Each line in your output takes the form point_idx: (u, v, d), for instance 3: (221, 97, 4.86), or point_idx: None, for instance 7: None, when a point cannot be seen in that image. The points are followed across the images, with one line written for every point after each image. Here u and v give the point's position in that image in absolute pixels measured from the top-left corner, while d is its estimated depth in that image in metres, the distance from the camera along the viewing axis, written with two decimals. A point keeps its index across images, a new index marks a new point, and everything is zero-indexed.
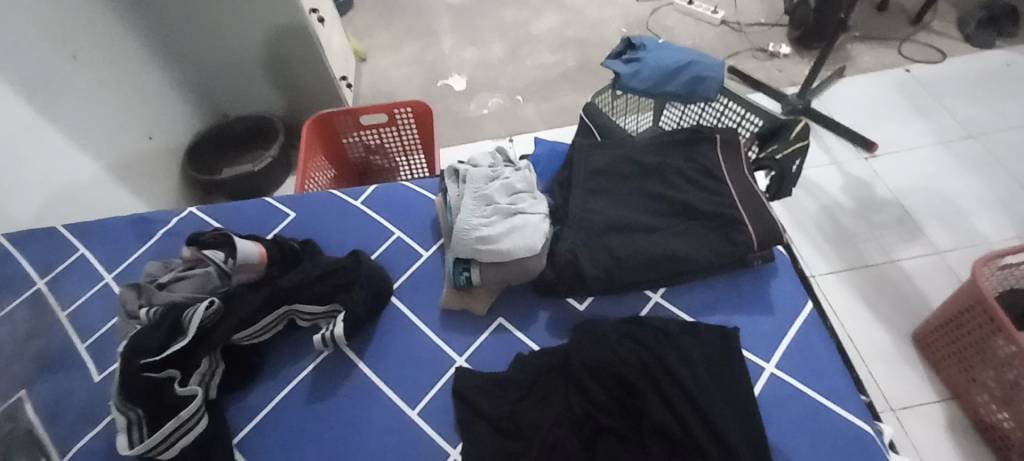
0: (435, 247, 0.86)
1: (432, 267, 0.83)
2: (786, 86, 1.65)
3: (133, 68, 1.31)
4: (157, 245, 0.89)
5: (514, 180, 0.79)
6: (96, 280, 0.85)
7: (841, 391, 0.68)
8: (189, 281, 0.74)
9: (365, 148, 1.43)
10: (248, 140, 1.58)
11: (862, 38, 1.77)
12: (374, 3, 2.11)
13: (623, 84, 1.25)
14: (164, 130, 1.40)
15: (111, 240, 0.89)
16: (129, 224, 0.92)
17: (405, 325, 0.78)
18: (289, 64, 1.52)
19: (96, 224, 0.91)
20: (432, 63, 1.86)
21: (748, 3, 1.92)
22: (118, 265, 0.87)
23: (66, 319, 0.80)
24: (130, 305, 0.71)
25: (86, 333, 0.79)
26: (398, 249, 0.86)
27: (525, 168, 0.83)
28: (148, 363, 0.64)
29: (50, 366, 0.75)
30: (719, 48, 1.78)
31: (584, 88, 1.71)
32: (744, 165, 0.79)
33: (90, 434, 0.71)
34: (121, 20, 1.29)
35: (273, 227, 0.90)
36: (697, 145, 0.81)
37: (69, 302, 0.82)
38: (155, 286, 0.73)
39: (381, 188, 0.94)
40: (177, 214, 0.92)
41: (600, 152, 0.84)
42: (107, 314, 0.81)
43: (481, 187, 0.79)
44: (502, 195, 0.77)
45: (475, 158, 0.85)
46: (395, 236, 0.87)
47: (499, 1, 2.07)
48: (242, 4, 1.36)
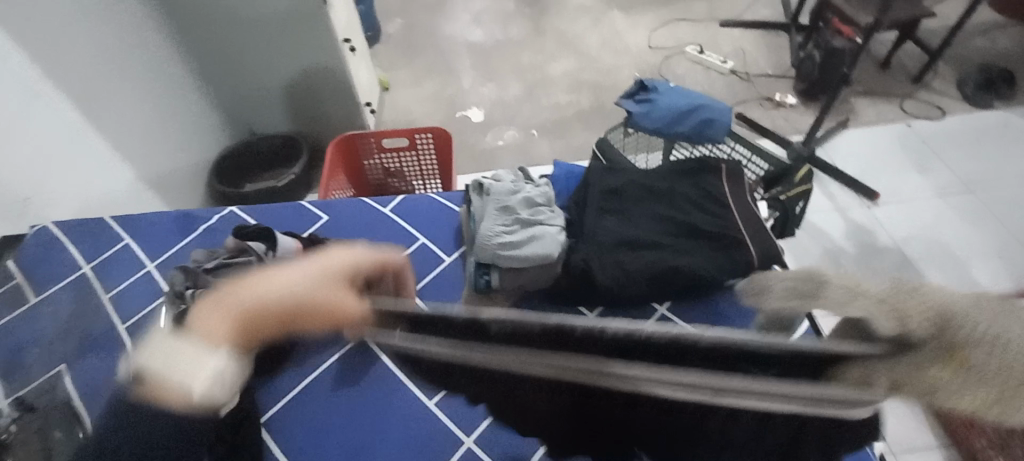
0: (457, 254, 0.90)
1: (451, 273, 0.88)
2: (790, 134, 1.72)
3: (173, 85, 1.39)
4: (197, 240, 0.96)
5: (533, 195, 0.85)
6: (138, 269, 0.91)
7: None
8: (235, 267, 0.76)
9: (385, 171, 1.50)
10: (273, 156, 1.65)
11: (865, 93, 1.85)
12: (400, 38, 2.23)
13: (635, 122, 1.32)
14: (195, 143, 1.47)
15: (154, 234, 0.96)
16: (173, 220, 0.98)
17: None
18: (318, 88, 1.59)
19: (140, 219, 0.98)
20: (452, 96, 1.95)
21: (756, 56, 2.02)
22: (160, 256, 0.93)
23: (108, 302, 0.86)
24: (178, 287, 0.73)
25: (125, 316, 0.85)
26: (421, 256, 0.90)
27: (543, 186, 0.89)
28: None
29: (90, 345, 0.80)
30: (727, 96, 1.87)
31: (596, 127, 1.79)
32: (747, 197, 0.83)
33: None
34: (165, 41, 1.38)
35: (305, 228, 0.95)
36: (704, 174, 0.86)
37: (112, 287, 0.88)
38: (202, 270, 0.75)
39: (408, 200, 0.98)
40: (218, 213, 0.99)
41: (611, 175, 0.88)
42: (146, 299, 0.87)
43: (503, 199, 0.84)
44: (522, 208, 0.83)
45: (498, 175, 0.91)
46: (418, 242, 0.92)
47: (519, 42, 2.18)
48: (279, 31, 1.45)
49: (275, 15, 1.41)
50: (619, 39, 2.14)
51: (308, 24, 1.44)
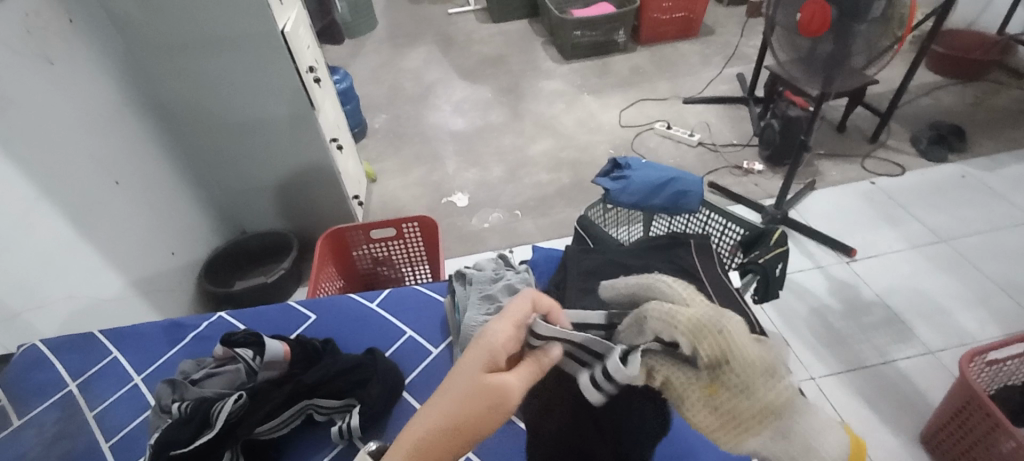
0: (444, 345, 0.90)
1: (440, 365, 0.87)
2: (763, 198, 1.80)
3: (166, 191, 1.44)
4: (188, 347, 0.96)
5: (514, 281, 0.87)
6: (126, 382, 0.90)
7: None
8: (219, 378, 0.77)
9: (374, 260, 1.53)
10: (264, 256, 1.69)
11: (827, 155, 1.96)
12: (386, 132, 2.35)
13: (613, 198, 1.39)
14: (186, 247, 1.49)
15: (142, 344, 0.96)
16: (163, 328, 0.99)
17: (416, 418, 0.80)
18: (307, 185, 1.65)
19: (129, 329, 0.98)
20: (437, 183, 2.03)
21: (721, 127, 2.15)
22: (148, 367, 0.92)
23: (94, 419, 0.85)
24: (164, 401, 0.75)
25: (111, 432, 0.83)
26: (410, 347, 0.91)
27: (524, 271, 0.92)
28: (177, 455, 0.67)
29: None
30: (699, 166, 1.96)
31: (578, 203, 1.86)
32: (718, 268, 0.87)
33: None
34: (160, 150, 1.44)
35: (295, 328, 0.96)
36: (676, 249, 0.89)
37: (98, 404, 0.87)
38: (188, 382, 0.77)
39: (395, 291, 1.00)
40: (208, 318, 1.00)
41: (589, 257, 0.92)
42: (134, 413, 0.85)
43: (484, 287, 0.87)
44: (504, 295, 0.85)
45: (479, 264, 0.93)
46: (406, 335, 0.92)
47: (497, 129, 2.29)
48: (271, 137, 1.54)
49: (267, 122, 1.50)
50: (593, 120, 2.28)
51: (299, 127, 1.53)
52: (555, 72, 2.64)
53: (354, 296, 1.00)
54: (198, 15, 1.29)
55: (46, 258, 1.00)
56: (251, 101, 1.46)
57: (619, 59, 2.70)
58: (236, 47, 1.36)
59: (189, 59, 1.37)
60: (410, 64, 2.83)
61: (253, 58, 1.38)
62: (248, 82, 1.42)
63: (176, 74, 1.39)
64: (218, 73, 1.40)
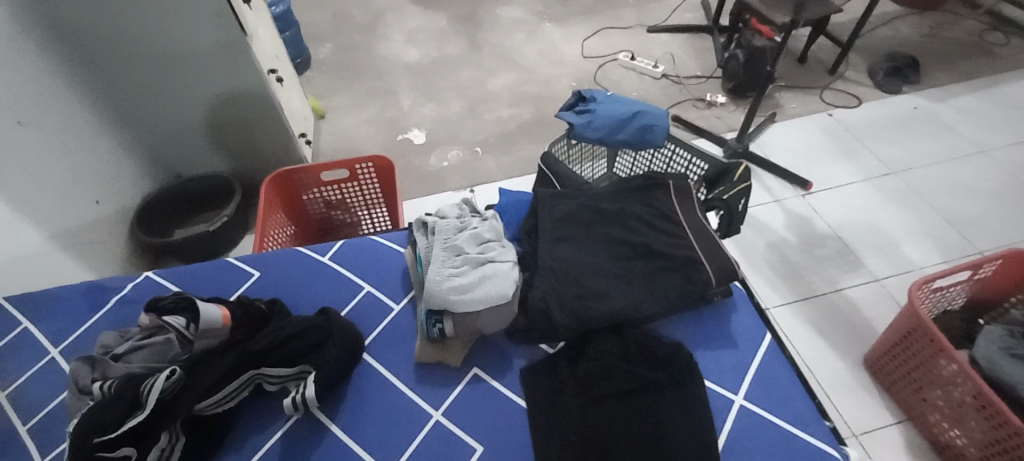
0: (406, 300, 0.86)
1: (404, 321, 0.84)
2: (725, 131, 1.78)
3: (82, 130, 1.27)
4: (111, 314, 0.86)
5: (481, 230, 0.82)
6: (41, 357, 0.82)
7: (805, 416, 0.74)
8: (146, 351, 0.72)
9: (327, 204, 1.43)
10: (202, 200, 1.54)
11: (788, 87, 1.95)
12: (332, 63, 2.15)
13: (577, 134, 1.33)
14: (113, 194, 1.35)
15: (59, 311, 0.86)
16: (81, 292, 0.89)
17: (382, 381, 0.77)
18: (247, 122, 1.50)
19: (44, 295, 0.88)
20: (392, 120, 1.90)
21: (685, 58, 2.09)
22: (67, 339, 0.84)
23: (7, 399, 0.77)
24: (84, 380, 0.69)
25: (26, 414, 0.76)
26: (369, 304, 0.86)
27: (491, 219, 0.86)
28: (104, 441, 0.62)
29: None
30: (663, 99, 1.91)
31: (541, 140, 1.79)
32: (693, 210, 0.86)
33: None
34: (70, 82, 1.25)
35: (236, 288, 0.88)
36: (653, 192, 0.88)
37: (12, 382, 0.79)
38: (110, 358, 0.71)
39: (349, 243, 0.94)
40: (134, 280, 0.89)
41: (563, 202, 0.89)
42: (54, 390, 0.78)
43: (449, 236, 0.81)
44: (471, 245, 0.80)
45: (442, 210, 0.86)
46: (364, 289, 0.87)
47: (453, 60, 2.15)
48: (202, 69, 1.37)
49: (196, 50, 1.33)
50: (554, 50, 2.16)
51: (234, 57, 1.36)
52: None
53: (306, 248, 0.93)
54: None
55: None
56: (175, 25, 1.27)
57: None
58: None
59: None
60: None
61: None
62: (170, 2, 1.23)
63: None
64: None
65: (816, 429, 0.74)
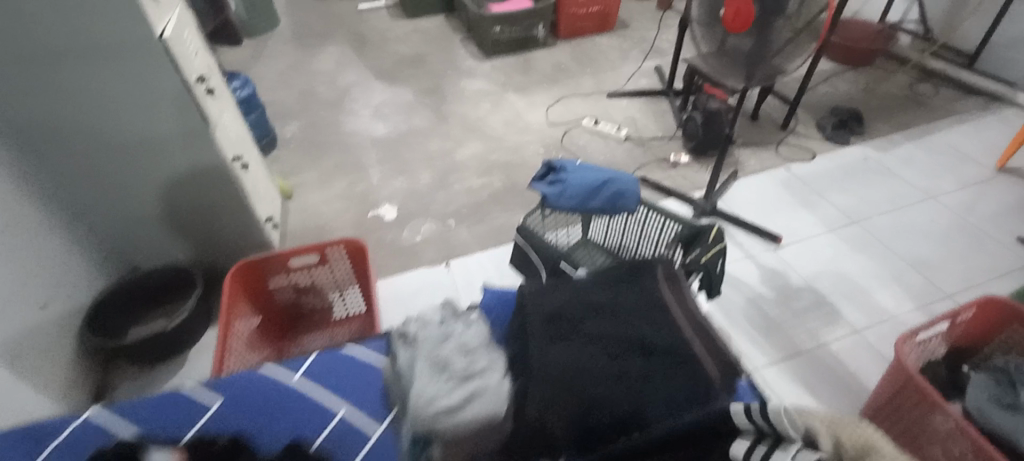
0: (388, 420, 0.90)
1: (383, 443, 0.87)
2: (692, 190, 1.83)
3: (28, 233, 1.19)
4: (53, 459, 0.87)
5: (465, 341, 0.85)
6: None
7: None
8: None
9: (296, 290, 1.37)
10: (160, 293, 1.45)
11: (745, 144, 2.04)
12: (299, 141, 2.14)
13: (551, 204, 1.33)
14: (60, 297, 1.25)
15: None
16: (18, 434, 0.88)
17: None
18: (210, 210, 1.44)
19: None
20: (361, 195, 1.87)
21: (646, 121, 2.17)
22: None
23: None
24: None
25: None
26: (348, 427, 0.89)
27: (474, 326, 0.88)
28: None
29: None
30: (629, 161, 1.96)
31: (514, 207, 1.79)
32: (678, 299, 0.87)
33: None
34: (15, 181, 1.18)
35: (197, 421, 0.90)
36: (642, 281, 0.89)
37: None
38: None
39: (323, 358, 0.97)
40: (76, 419, 0.89)
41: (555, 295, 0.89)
42: None
43: (432, 352, 0.83)
44: (456, 359, 0.81)
45: (424, 320, 0.89)
46: (340, 413, 0.91)
47: (420, 133, 2.17)
48: (161, 162, 1.32)
49: (154, 142, 1.28)
50: (520, 119, 2.22)
51: (193, 145, 1.31)
52: (477, 70, 2.55)
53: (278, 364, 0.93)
54: (60, 15, 1.07)
55: None
56: (130, 118, 1.23)
57: (540, 54, 2.66)
58: (110, 56, 1.14)
59: (46, 69, 1.13)
60: (321, 64, 2.62)
61: (130, 72, 1.16)
62: (128, 98, 1.20)
63: (31, 94, 1.14)
64: (86, 91, 1.16)
65: None
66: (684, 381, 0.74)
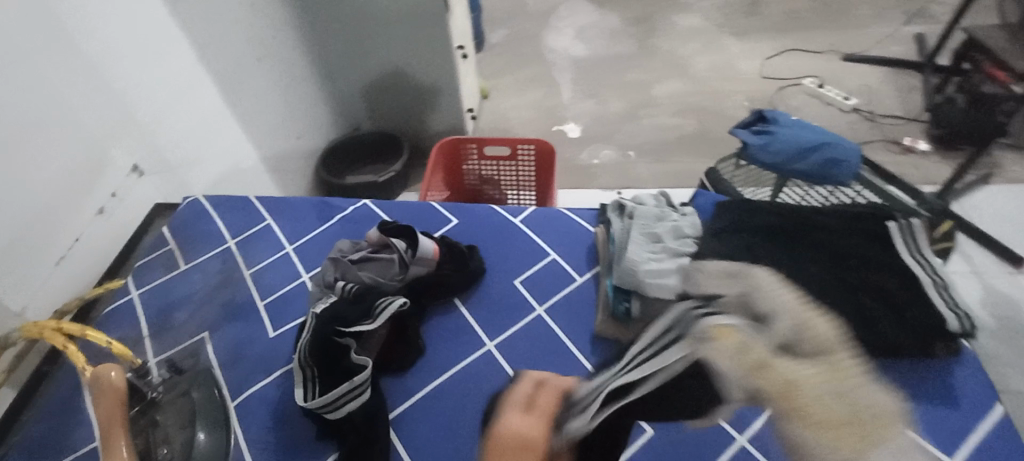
0: (589, 275, 0.85)
1: (585, 295, 0.83)
2: (921, 182, 1.54)
3: (299, 77, 1.46)
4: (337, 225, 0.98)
5: (683, 223, 0.81)
6: (274, 244, 0.94)
7: None
8: (375, 264, 0.82)
9: (480, 178, 1.51)
10: (375, 154, 1.70)
11: (1013, 147, 1.65)
12: (504, 49, 2.26)
13: (750, 154, 1.21)
14: (308, 134, 1.53)
15: (291, 214, 1.00)
16: (312, 204, 1.01)
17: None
18: (423, 91, 1.65)
19: (282, 201, 1.02)
20: (551, 109, 1.94)
21: (884, 95, 1.85)
22: (299, 239, 0.95)
23: (249, 276, 0.90)
24: (328, 277, 0.80)
25: (264, 292, 0.88)
26: (549, 274, 0.86)
27: (692, 215, 0.85)
28: (340, 328, 0.71)
29: (231, 315, 0.85)
30: (848, 135, 1.72)
31: (700, 155, 1.71)
32: (919, 256, 0.72)
33: (262, 383, 0.77)
34: (297, 33, 1.45)
35: (437, 228, 0.97)
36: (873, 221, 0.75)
37: (254, 264, 0.92)
38: (349, 262, 0.81)
39: (539, 211, 0.96)
40: (355, 204, 1.01)
41: (762, 213, 0.78)
42: (285, 278, 0.90)
43: (648, 224, 0.81)
44: (670, 237, 0.79)
45: (641, 198, 0.88)
46: (550, 258, 0.88)
47: (620, 62, 2.14)
48: (397, 35, 1.52)
49: (396, 16, 1.48)
50: (730, 65, 2.05)
51: (427, 24, 1.49)
52: (695, 8, 2.39)
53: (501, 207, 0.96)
54: None
55: (196, 126, 1.06)
56: None
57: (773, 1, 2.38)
58: None
59: None
60: None
61: None
62: None
63: None
64: None
65: None
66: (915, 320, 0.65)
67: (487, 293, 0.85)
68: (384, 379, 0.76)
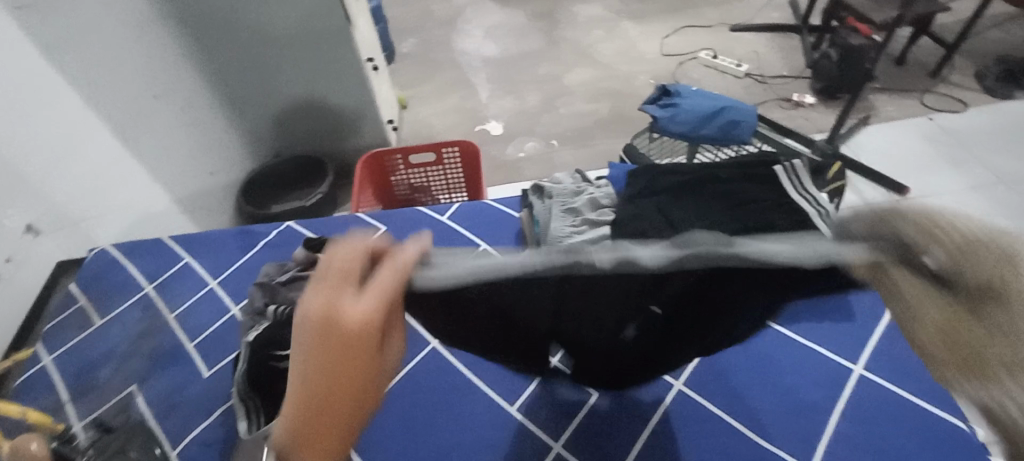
0: None
1: None
2: (813, 132, 1.70)
3: (202, 110, 1.38)
4: (261, 254, 0.97)
5: (598, 196, 0.90)
6: (201, 285, 0.93)
7: (932, 394, 0.74)
8: (306, 282, 0.80)
9: (411, 187, 1.51)
10: (298, 179, 1.65)
11: (883, 90, 1.85)
12: (415, 57, 2.26)
13: (661, 127, 1.28)
14: (223, 168, 1.46)
15: (210, 249, 0.98)
16: (232, 236, 1.00)
17: (463, 384, 0.84)
18: (337, 110, 1.62)
19: (198, 236, 1.00)
20: (471, 111, 1.97)
21: (771, 58, 2.02)
22: (222, 273, 0.94)
23: (173, 320, 0.88)
24: (257, 303, 0.79)
25: (193, 333, 0.86)
26: None
27: (606, 187, 0.94)
28: (277, 353, 0.71)
29: (159, 362, 0.83)
30: (745, 98, 1.86)
31: (618, 135, 1.79)
32: (806, 187, 0.75)
33: (202, 425, 0.76)
34: (192, 64, 1.37)
35: None
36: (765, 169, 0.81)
37: (176, 306, 0.90)
38: (277, 285, 0.80)
39: (465, 206, 1.03)
40: (277, 228, 1.00)
41: (665, 177, 0.85)
42: (213, 315, 0.88)
43: (567, 201, 0.90)
44: (588, 210, 0.88)
45: (557, 177, 0.96)
46: (481, 248, 0.96)
47: (531, 56, 2.19)
48: (303, 55, 1.48)
49: (298, 35, 1.43)
50: (633, 48, 2.16)
51: (331, 41, 1.45)
52: None
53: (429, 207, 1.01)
54: None
55: (95, 176, 1.04)
56: (282, 10, 1.38)
57: None
58: None
59: None
60: None
61: None
62: None
63: None
64: None
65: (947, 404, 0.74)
66: None
67: None
68: None
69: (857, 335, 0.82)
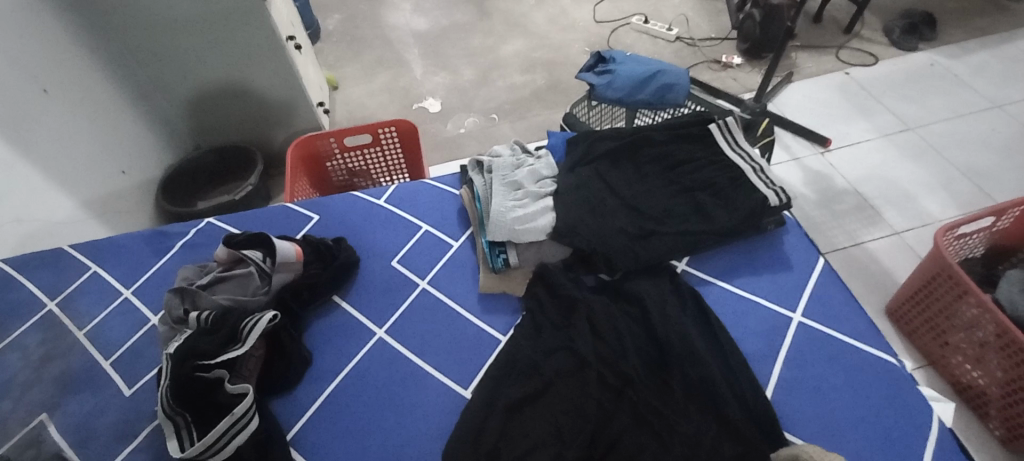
0: (464, 237, 0.91)
1: (464, 254, 0.89)
2: (742, 92, 1.76)
3: (104, 101, 1.25)
4: (179, 256, 0.92)
5: (539, 167, 0.90)
6: (114, 297, 0.87)
7: (861, 330, 0.78)
8: (230, 283, 0.76)
9: (348, 172, 1.44)
10: (224, 173, 1.55)
11: (803, 47, 1.93)
12: (341, 35, 2.14)
13: (598, 95, 1.28)
14: (137, 165, 1.34)
15: (121, 257, 0.92)
16: (145, 241, 0.94)
17: (411, 372, 0.76)
18: (261, 94, 1.51)
19: (106, 244, 0.94)
20: (405, 88, 1.89)
21: (699, 21, 2.06)
22: (136, 281, 0.89)
23: (85, 337, 0.82)
24: (176, 312, 0.72)
25: (108, 351, 0.81)
26: (426, 243, 0.91)
27: (545, 156, 0.94)
28: (201, 364, 0.66)
29: (69, 387, 0.77)
30: (677, 61, 1.89)
31: (557, 105, 1.78)
32: (733, 144, 0.89)
33: (126, 451, 0.72)
34: (88, 51, 1.23)
35: (299, 228, 0.95)
36: (696, 129, 0.92)
37: (86, 323, 0.84)
38: (196, 288, 0.74)
39: (402, 187, 0.99)
40: (195, 226, 0.95)
41: (603, 142, 0.91)
42: (130, 329, 0.83)
43: (507, 174, 0.88)
44: (529, 181, 0.88)
45: (496, 151, 0.94)
46: (421, 230, 0.93)
47: (463, 28, 2.13)
48: (215, 37, 1.35)
49: (205, 16, 1.30)
50: (566, 15, 2.14)
51: (248, 21, 1.34)
52: None
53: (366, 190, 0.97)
54: None
55: None
56: None
57: None
58: None
59: None
60: None
61: None
62: None
63: None
64: None
65: (873, 340, 0.78)
66: (737, 212, 0.82)
67: (365, 281, 0.86)
68: (271, 401, 0.74)
69: (794, 284, 0.84)
